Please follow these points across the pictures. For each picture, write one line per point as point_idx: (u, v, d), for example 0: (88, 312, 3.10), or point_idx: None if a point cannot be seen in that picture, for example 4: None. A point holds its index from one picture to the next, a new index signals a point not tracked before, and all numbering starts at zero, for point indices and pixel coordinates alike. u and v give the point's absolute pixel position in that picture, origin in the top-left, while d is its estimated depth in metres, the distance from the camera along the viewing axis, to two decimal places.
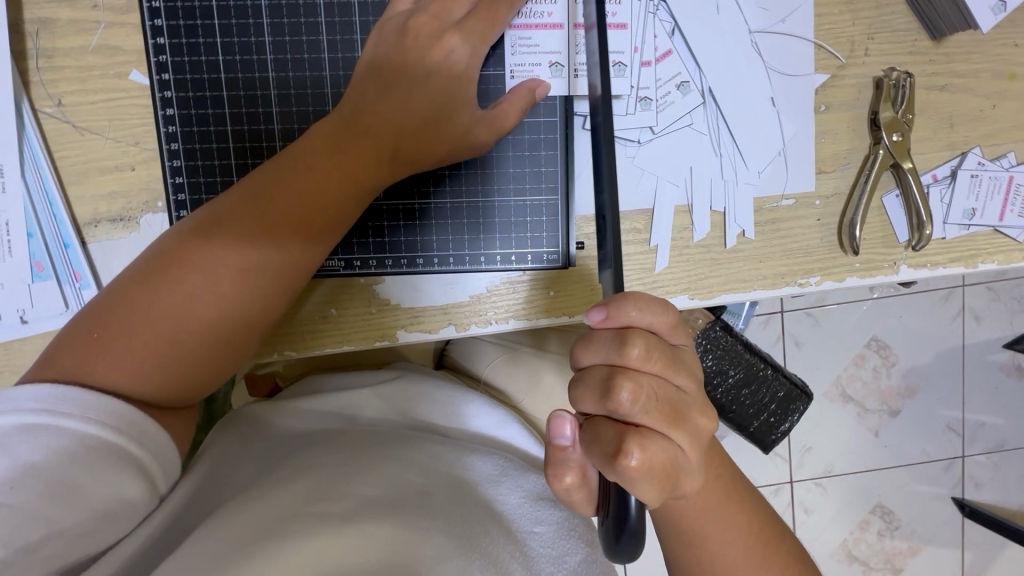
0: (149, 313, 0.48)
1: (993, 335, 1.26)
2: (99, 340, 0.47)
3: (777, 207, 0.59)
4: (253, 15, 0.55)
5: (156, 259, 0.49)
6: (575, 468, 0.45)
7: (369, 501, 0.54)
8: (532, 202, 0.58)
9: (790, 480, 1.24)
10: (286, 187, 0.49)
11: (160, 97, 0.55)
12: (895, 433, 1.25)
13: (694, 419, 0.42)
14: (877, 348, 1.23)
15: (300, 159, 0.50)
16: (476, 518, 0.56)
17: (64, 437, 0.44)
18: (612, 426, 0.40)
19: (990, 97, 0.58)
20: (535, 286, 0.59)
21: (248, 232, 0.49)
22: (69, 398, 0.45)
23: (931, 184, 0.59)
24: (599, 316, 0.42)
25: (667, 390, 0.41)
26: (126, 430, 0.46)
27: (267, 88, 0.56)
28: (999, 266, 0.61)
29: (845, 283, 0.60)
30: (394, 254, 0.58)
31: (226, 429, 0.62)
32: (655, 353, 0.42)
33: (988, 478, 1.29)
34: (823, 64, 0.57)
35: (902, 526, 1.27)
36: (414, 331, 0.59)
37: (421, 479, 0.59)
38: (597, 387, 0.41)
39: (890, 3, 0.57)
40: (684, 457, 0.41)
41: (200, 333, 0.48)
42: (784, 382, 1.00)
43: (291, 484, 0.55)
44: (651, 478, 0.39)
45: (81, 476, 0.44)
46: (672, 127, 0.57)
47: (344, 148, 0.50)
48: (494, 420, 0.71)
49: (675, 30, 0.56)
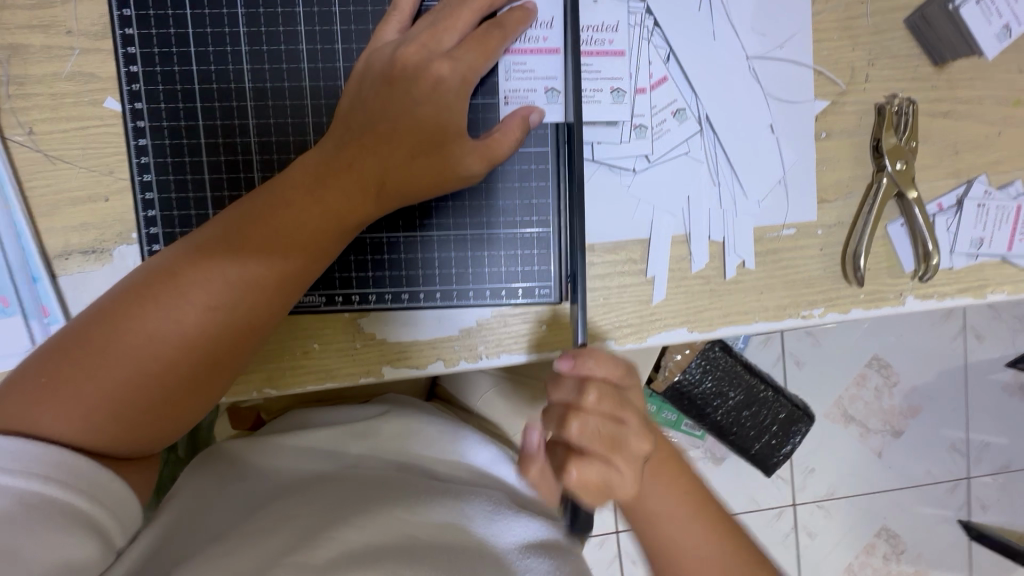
0: (108, 356, 0.44)
1: (997, 356, 1.24)
2: (54, 384, 0.44)
3: (778, 236, 0.56)
4: (232, 42, 0.53)
5: (119, 296, 0.46)
6: (541, 469, 0.46)
7: (348, 553, 0.51)
8: (522, 234, 0.56)
9: (792, 503, 1.20)
10: (260, 224, 0.47)
11: (133, 126, 0.53)
12: (898, 456, 1.22)
13: (635, 446, 0.42)
14: (879, 368, 1.21)
15: (279, 192, 0.48)
16: (464, 562, 0.53)
17: (0, 497, 0.40)
18: (561, 449, 0.41)
19: (995, 124, 0.57)
20: (528, 323, 0.56)
21: (221, 268, 0.46)
22: (16, 452, 0.41)
23: (936, 214, 0.57)
24: (566, 363, 0.41)
25: (613, 427, 0.41)
26: (75, 484, 0.43)
27: (245, 118, 0.54)
28: (1008, 296, 0.59)
29: (849, 314, 0.58)
30: (380, 288, 0.55)
31: (202, 470, 0.60)
32: (606, 396, 0.41)
33: (995, 501, 1.26)
34: (823, 90, 0.55)
35: (908, 551, 1.24)
36: (401, 367, 0.56)
37: (408, 522, 0.56)
38: (549, 418, 0.42)
39: (890, 28, 0.55)
40: (619, 479, 0.41)
41: (165, 376, 0.46)
42: (785, 405, 0.98)
43: (269, 537, 0.52)
44: (584, 494, 0.41)
45: (21, 536, 0.40)
46: (668, 155, 0.55)
47: (326, 180, 0.48)
48: (487, 456, 0.68)
49: (669, 56, 0.54)
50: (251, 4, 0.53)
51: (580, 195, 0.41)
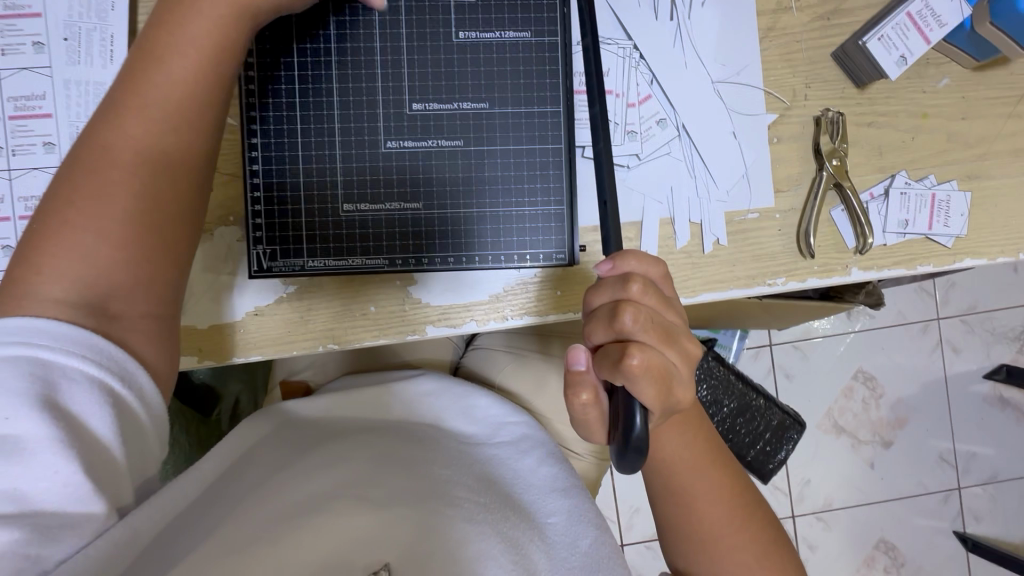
0: (79, 219, 0.51)
1: (974, 367, 1.40)
2: (37, 248, 0.50)
3: (744, 219, 0.71)
4: (324, 65, 0.67)
5: (74, 168, 0.52)
6: (592, 388, 0.46)
7: (398, 493, 0.63)
8: (544, 212, 0.69)
9: (792, 515, 1.35)
10: (185, 92, 0.55)
11: (245, 129, 0.66)
12: (888, 466, 1.38)
13: (685, 343, 0.46)
14: (865, 380, 1.38)
15: (185, 59, 0.55)
16: (494, 503, 0.65)
17: (47, 367, 0.46)
18: (616, 342, 0.44)
19: (909, 132, 0.72)
20: (542, 289, 0.69)
21: (157, 118, 0.54)
22: (41, 328, 0.47)
23: (869, 201, 0.72)
24: (604, 268, 0.49)
25: (662, 318, 0.46)
26: (103, 359, 0.48)
27: (332, 122, 0.67)
28: (935, 268, 0.73)
29: (806, 283, 0.72)
30: (429, 255, 0.68)
31: (270, 420, 0.72)
32: (652, 289, 0.46)
33: (988, 512, 1.40)
34: (771, 107, 0.71)
35: (908, 564, 1.39)
36: (442, 326, 0.69)
37: (445, 471, 0.67)
38: (604, 313, 0.45)
39: (821, 60, 0.72)
40: (677, 372, 0.45)
41: (141, 211, 0.52)
42: (778, 414, 1.16)
43: (329, 472, 0.63)
44: (650, 379, 0.43)
45: (71, 400, 0.46)
46: (654, 154, 0.70)
47: (174, 29, 0.55)
48: (501, 412, 0.80)
49: (653, 80, 0.70)
50: (340, 36, 0.67)
51: (609, 181, 0.57)
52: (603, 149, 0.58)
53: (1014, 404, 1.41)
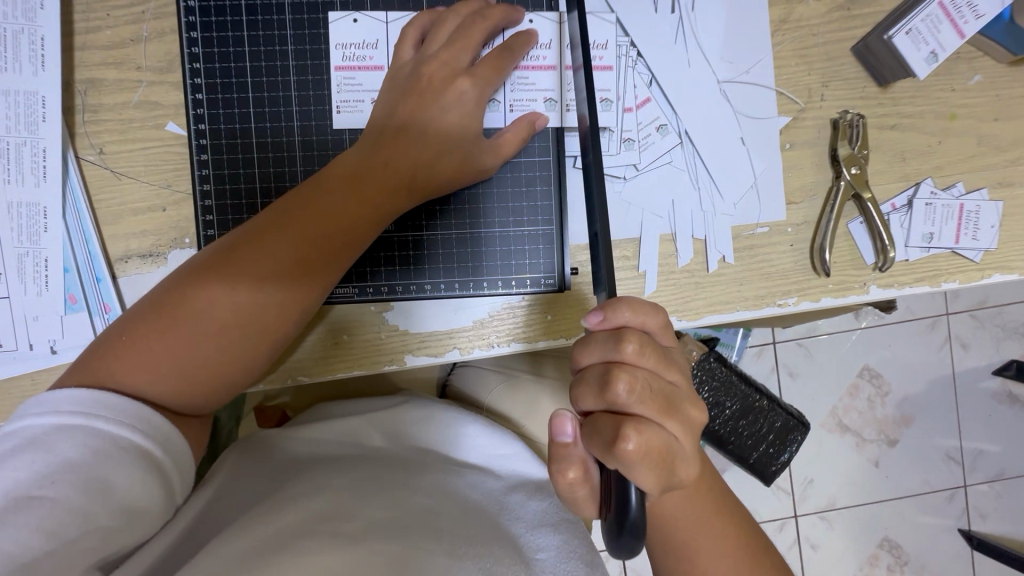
0: (177, 327, 0.50)
1: (983, 364, 1.34)
2: (130, 344, 0.50)
3: (753, 234, 0.64)
4: (281, 72, 0.61)
5: (183, 276, 0.52)
6: (579, 463, 0.44)
7: (379, 522, 0.55)
8: (530, 232, 0.63)
9: (794, 514, 1.31)
10: (306, 210, 0.54)
11: (195, 144, 0.61)
12: (894, 466, 1.33)
13: (687, 409, 0.43)
14: (870, 378, 1.32)
15: (322, 183, 0.55)
16: (480, 538, 0.57)
17: (101, 438, 0.46)
18: (608, 418, 0.41)
19: (936, 135, 0.65)
20: (533, 311, 0.63)
21: (267, 247, 0.52)
22: (105, 403, 0.48)
23: (890, 212, 0.65)
24: (596, 318, 0.43)
25: (662, 383, 0.42)
26: (155, 435, 0.49)
27: (292, 135, 0.61)
28: (960, 285, 0.66)
29: (820, 302, 0.66)
30: (405, 281, 0.62)
31: (239, 449, 0.66)
32: (649, 349, 0.43)
33: (993, 508, 1.36)
34: (784, 108, 0.64)
35: (912, 561, 1.34)
36: (421, 355, 0.63)
37: (427, 501, 0.60)
38: (596, 380, 0.42)
39: (840, 56, 0.64)
40: (678, 445, 0.42)
41: (217, 343, 0.51)
42: (782, 414, 1.02)
43: (300, 504, 0.56)
44: (650, 463, 0.39)
45: (114, 471, 0.46)
46: (653, 164, 0.63)
47: (364, 175, 0.55)
48: (492, 441, 0.74)
49: (652, 81, 0.63)
50: (298, 41, 0.61)
51: (602, 191, 0.48)
52: (591, 147, 0.50)
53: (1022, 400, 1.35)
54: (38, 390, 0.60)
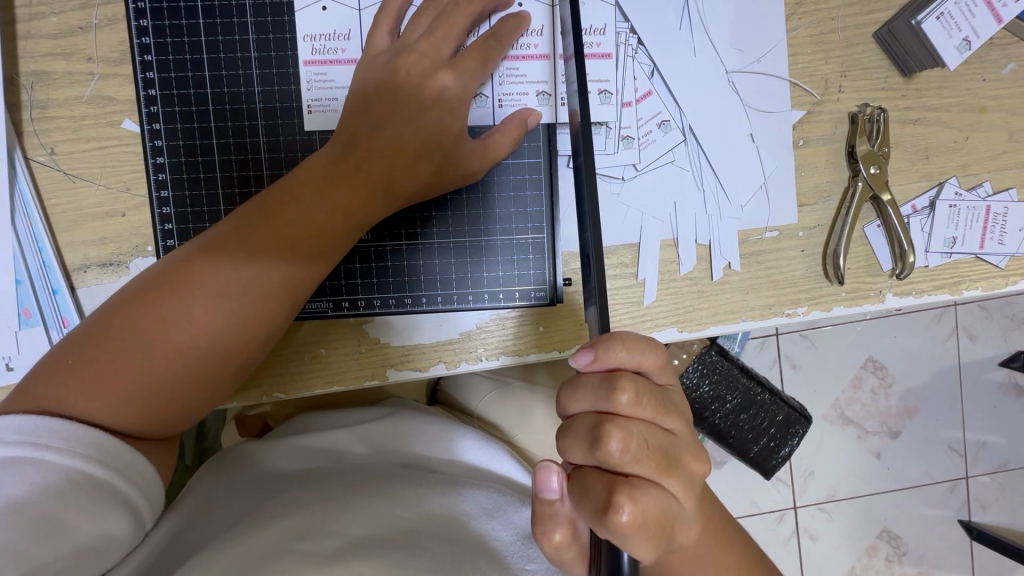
0: (131, 346, 0.46)
1: (989, 354, 1.23)
2: (81, 366, 0.46)
3: (761, 239, 0.59)
4: (243, 65, 0.56)
5: (141, 289, 0.48)
6: (564, 524, 0.44)
7: (358, 540, 0.52)
8: (519, 240, 0.58)
9: (793, 506, 1.20)
10: (272, 218, 0.50)
11: (151, 145, 0.56)
12: (897, 457, 1.22)
13: (685, 463, 0.41)
14: (875, 369, 1.20)
15: (289, 188, 0.51)
16: (466, 555, 0.54)
17: (51, 472, 0.43)
18: (601, 478, 0.39)
19: (963, 130, 0.60)
20: (525, 323, 0.59)
21: (231, 261, 0.48)
22: (56, 431, 0.44)
23: (910, 215, 0.60)
24: (586, 358, 0.41)
25: (657, 436, 0.41)
26: (113, 465, 0.45)
27: (256, 135, 0.57)
28: (983, 292, 0.62)
29: (832, 312, 0.61)
30: (384, 294, 0.58)
31: (213, 466, 0.62)
32: (645, 398, 0.41)
33: (994, 500, 1.25)
34: (799, 101, 0.59)
35: (910, 552, 1.23)
36: (404, 370, 0.59)
37: (410, 517, 0.56)
38: (587, 435, 0.40)
39: (860, 42, 0.59)
40: (675, 504, 0.40)
41: (176, 365, 0.47)
42: (782, 406, 0.95)
43: (278, 521, 0.53)
44: (644, 531, 0.38)
45: (67, 510, 0.42)
46: (654, 164, 0.58)
47: (335, 180, 0.51)
48: (482, 453, 0.70)
49: (654, 72, 0.58)
50: (260, 30, 0.56)
51: (591, 201, 0.44)
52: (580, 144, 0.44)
53: None
54: None
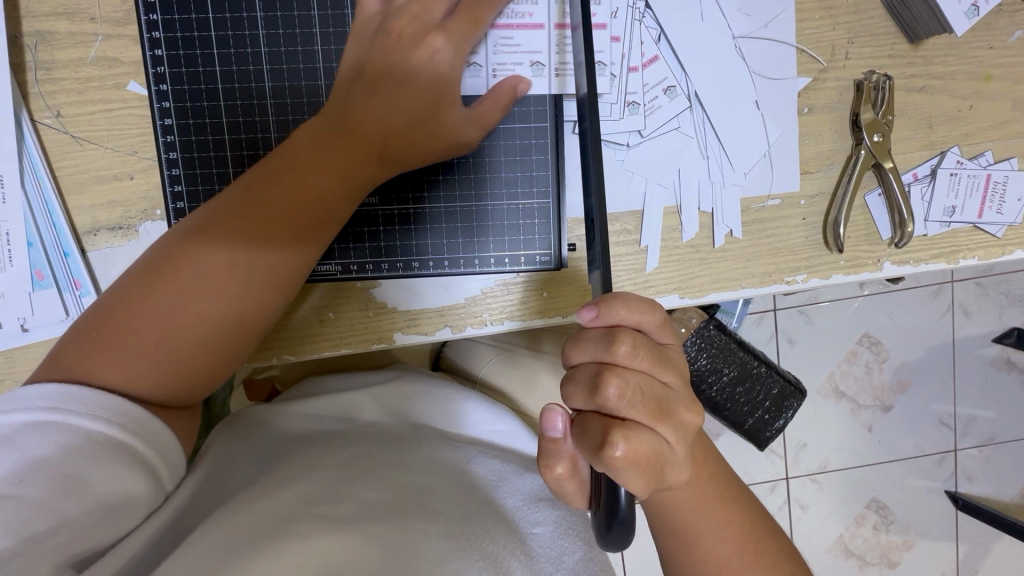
0: (147, 315, 0.48)
1: (982, 330, 1.25)
2: (101, 339, 0.48)
3: (764, 207, 0.60)
4: (249, 26, 0.56)
5: (152, 261, 0.49)
6: (567, 459, 0.45)
7: (372, 504, 0.53)
8: (524, 206, 0.59)
9: (786, 477, 1.23)
10: (275, 187, 0.50)
11: (158, 106, 0.56)
12: (888, 429, 1.25)
13: (681, 414, 0.41)
14: (870, 344, 1.22)
15: (289, 156, 0.51)
16: (476, 518, 0.55)
17: (73, 434, 0.44)
18: (599, 420, 0.40)
19: (966, 98, 0.60)
20: (527, 288, 0.60)
21: (239, 231, 0.49)
22: (76, 398, 0.45)
23: (911, 183, 0.61)
24: (590, 313, 0.42)
25: (654, 386, 0.41)
26: (133, 427, 0.46)
27: (263, 98, 0.57)
28: (979, 262, 0.63)
29: (831, 280, 0.62)
30: (392, 258, 0.59)
31: (226, 429, 0.63)
32: (642, 350, 0.41)
33: (981, 471, 1.29)
34: (804, 68, 0.59)
35: (897, 521, 1.27)
36: (411, 333, 0.60)
37: (421, 479, 0.58)
38: (586, 381, 0.41)
39: (868, 8, 0.58)
40: (669, 451, 0.41)
41: (192, 332, 0.49)
42: (779, 380, 0.96)
43: (295, 485, 0.54)
44: (635, 468, 0.39)
45: (89, 468, 0.44)
46: (659, 130, 0.58)
47: (333, 145, 0.51)
48: (485, 418, 0.72)
49: (661, 37, 0.57)
50: None
51: (597, 165, 0.43)
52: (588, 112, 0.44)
53: (1021, 365, 1.27)
54: (11, 371, 0.57)
